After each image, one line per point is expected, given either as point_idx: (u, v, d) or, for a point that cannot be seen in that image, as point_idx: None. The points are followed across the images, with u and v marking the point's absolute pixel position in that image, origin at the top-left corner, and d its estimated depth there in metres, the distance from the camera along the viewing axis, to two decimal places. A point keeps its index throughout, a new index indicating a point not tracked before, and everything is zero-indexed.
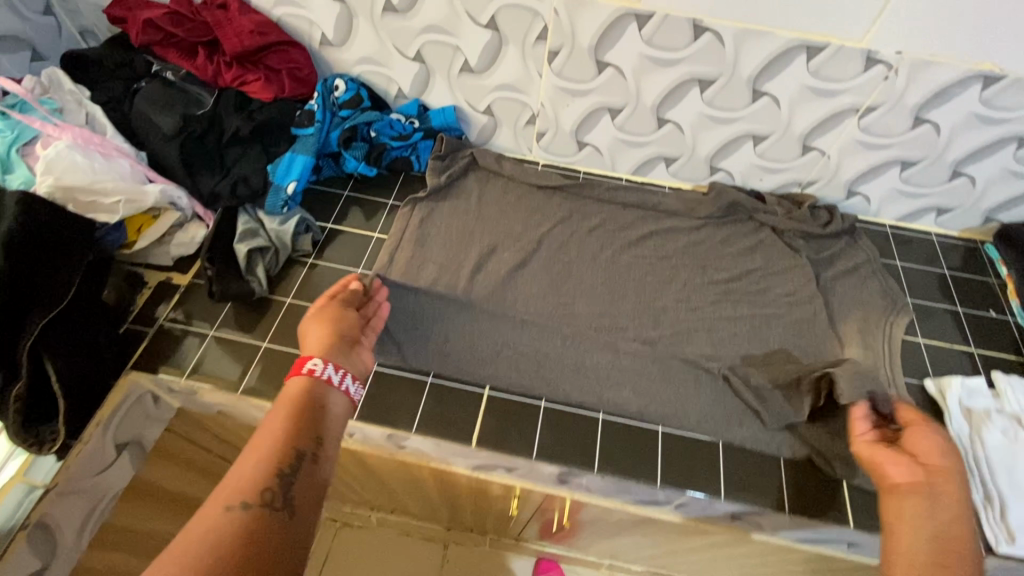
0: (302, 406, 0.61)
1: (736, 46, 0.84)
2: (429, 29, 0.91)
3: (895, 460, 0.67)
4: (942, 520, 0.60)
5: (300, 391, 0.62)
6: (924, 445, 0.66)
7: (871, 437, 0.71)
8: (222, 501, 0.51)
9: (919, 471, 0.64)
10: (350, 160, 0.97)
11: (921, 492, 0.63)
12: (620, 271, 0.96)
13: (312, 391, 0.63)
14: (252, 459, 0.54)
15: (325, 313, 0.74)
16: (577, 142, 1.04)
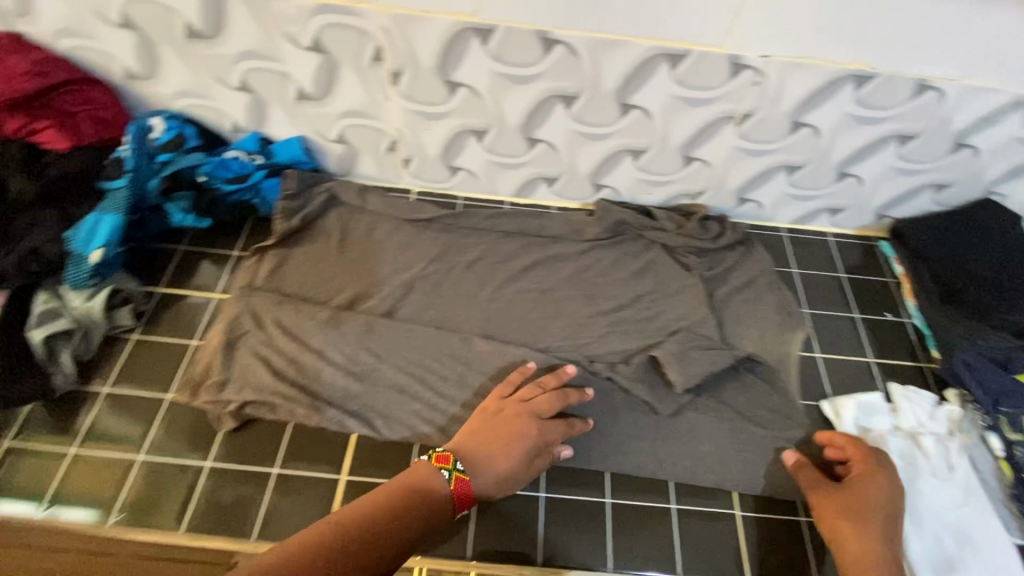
0: (421, 496, 0.58)
1: (593, 58, 0.74)
2: (248, 55, 0.79)
3: (850, 515, 0.65)
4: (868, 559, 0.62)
5: (429, 472, 0.61)
6: (879, 490, 0.67)
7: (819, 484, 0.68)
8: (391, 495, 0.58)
9: (864, 516, 0.65)
10: (174, 213, 0.84)
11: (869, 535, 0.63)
12: (502, 311, 0.87)
13: (440, 484, 0.60)
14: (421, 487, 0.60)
15: (521, 422, 0.68)
16: (448, 167, 0.94)
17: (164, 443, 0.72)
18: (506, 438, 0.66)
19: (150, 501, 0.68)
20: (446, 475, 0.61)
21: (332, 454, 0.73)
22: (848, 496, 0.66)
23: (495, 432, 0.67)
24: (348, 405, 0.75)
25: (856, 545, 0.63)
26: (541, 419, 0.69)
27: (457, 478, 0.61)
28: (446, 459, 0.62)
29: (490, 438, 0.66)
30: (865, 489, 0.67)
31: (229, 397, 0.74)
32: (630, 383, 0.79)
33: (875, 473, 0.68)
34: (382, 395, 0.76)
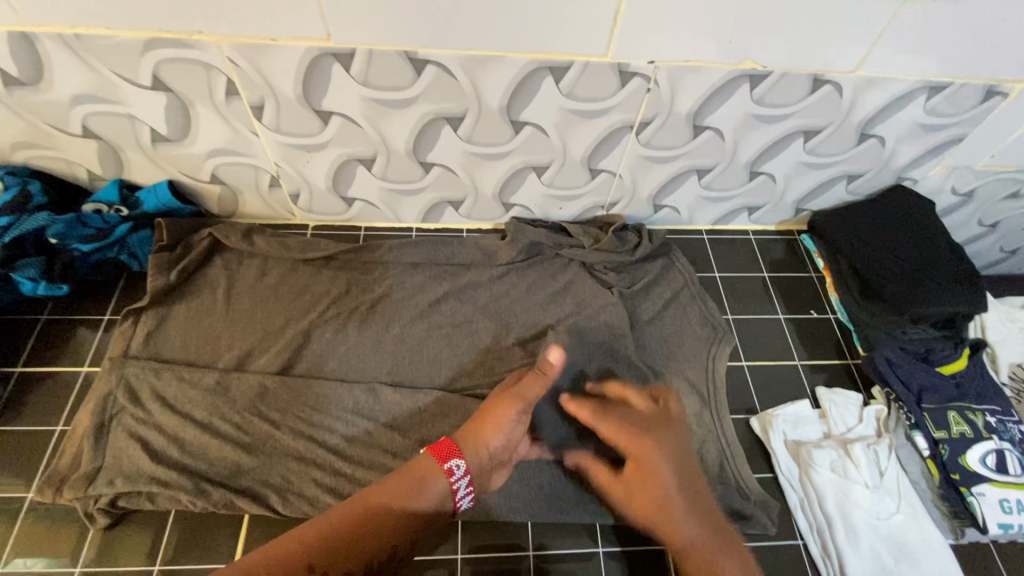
0: (422, 490, 0.54)
1: (469, 76, 0.68)
2: (83, 100, 0.69)
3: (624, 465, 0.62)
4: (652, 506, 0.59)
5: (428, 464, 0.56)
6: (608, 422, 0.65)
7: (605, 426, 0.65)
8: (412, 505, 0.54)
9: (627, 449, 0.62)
10: (21, 282, 0.74)
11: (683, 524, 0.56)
12: (412, 352, 0.80)
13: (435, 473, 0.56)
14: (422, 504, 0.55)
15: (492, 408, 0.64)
16: (342, 199, 0.86)
17: (25, 551, 0.64)
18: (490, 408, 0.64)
19: None
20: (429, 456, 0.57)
21: (223, 539, 0.65)
22: (649, 504, 0.58)
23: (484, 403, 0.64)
24: (238, 481, 0.68)
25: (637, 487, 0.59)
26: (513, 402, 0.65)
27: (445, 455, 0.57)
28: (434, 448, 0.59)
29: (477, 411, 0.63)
30: (650, 487, 0.58)
31: (98, 490, 0.65)
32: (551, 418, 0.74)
33: (650, 456, 0.59)
34: (278, 465, 0.69)
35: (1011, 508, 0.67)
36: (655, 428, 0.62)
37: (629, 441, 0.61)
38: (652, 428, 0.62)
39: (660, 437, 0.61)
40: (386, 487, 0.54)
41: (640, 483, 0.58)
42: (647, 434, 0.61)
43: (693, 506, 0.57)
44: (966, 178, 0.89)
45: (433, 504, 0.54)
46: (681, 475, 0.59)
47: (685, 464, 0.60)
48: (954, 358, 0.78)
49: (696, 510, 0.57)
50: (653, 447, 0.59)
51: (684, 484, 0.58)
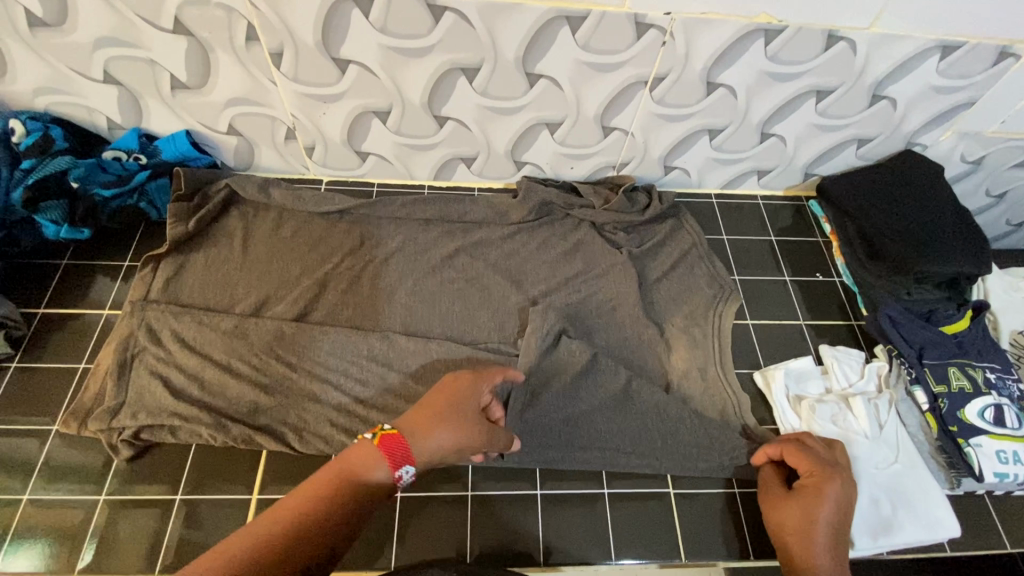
0: (361, 476, 0.54)
1: (487, 25, 0.68)
2: (105, 43, 0.70)
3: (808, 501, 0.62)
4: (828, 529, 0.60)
5: (364, 452, 0.55)
6: (813, 452, 0.66)
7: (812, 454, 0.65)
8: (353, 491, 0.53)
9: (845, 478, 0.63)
10: (46, 225, 0.75)
11: (819, 550, 0.59)
12: (424, 305, 0.82)
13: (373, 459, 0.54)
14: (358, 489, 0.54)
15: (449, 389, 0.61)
16: (357, 153, 0.87)
17: (54, 478, 0.66)
18: (445, 404, 0.59)
19: (40, 545, 0.62)
20: (371, 440, 0.55)
21: (242, 472, 0.68)
22: (796, 524, 0.61)
23: (442, 397, 0.60)
24: (257, 420, 0.70)
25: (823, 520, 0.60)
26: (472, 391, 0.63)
27: (388, 443, 0.55)
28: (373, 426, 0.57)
29: (427, 401, 0.60)
30: (810, 511, 0.61)
31: (121, 423, 0.67)
32: (560, 369, 0.76)
33: (827, 481, 0.62)
34: (294, 406, 0.71)
35: (1006, 458, 0.69)
36: (838, 465, 0.65)
37: (811, 462, 0.64)
38: (835, 465, 0.65)
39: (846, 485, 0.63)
40: (328, 477, 0.53)
41: (809, 502, 0.61)
42: (827, 465, 0.64)
43: (838, 540, 0.60)
44: (974, 146, 0.90)
45: (374, 488, 0.54)
46: (839, 522, 0.61)
47: (847, 509, 0.62)
48: (957, 319, 0.79)
49: (839, 544, 0.60)
50: (832, 480, 0.62)
51: (836, 522, 0.61)
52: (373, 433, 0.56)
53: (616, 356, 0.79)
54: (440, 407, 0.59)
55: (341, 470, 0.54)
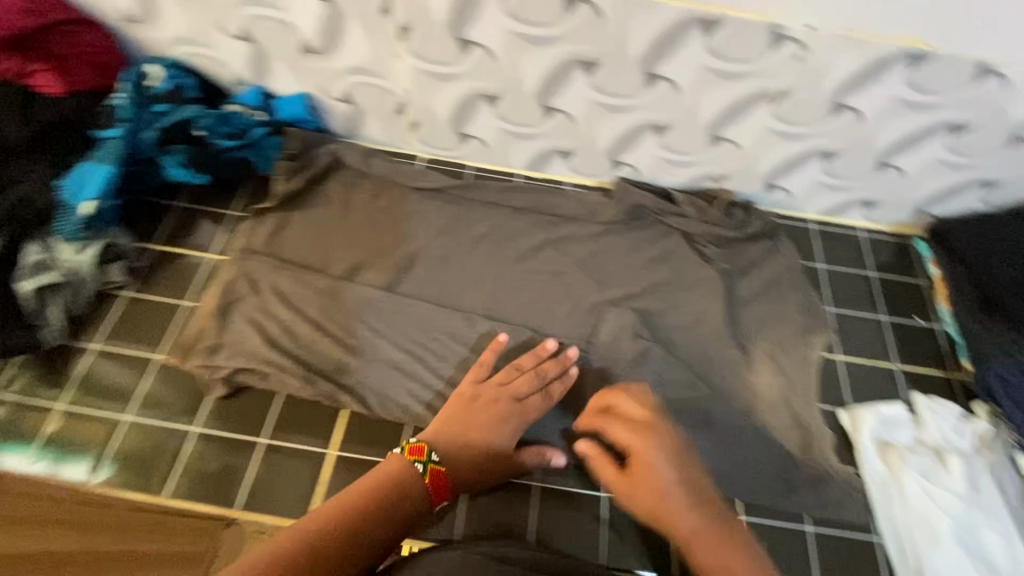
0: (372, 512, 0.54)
1: (620, 20, 0.68)
2: (250, 1, 0.74)
3: (646, 469, 0.57)
4: (691, 499, 0.55)
5: (403, 468, 0.59)
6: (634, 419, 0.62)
7: (631, 416, 0.62)
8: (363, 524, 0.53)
9: (655, 447, 0.59)
10: (171, 167, 0.79)
11: (682, 514, 0.54)
12: (507, 293, 0.82)
13: (417, 481, 0.58)
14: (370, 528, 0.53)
15: (500, 407, 0.66)
16: (458, 134, 0.88)
17: (152, 404, 0.71)
18: (487, 428, 0.65)
19: (135, 464, 0.67)
20: (421, 468, 0.59)
21: (321, 426, 0.71)
22: (648, 497, 0.56)
23: (483, 415, 0.65)
24: (341, 379, 0.72)
25: (681, 492, 0.56)
26: (518, 404, 0.67)
27: (433, 470, 0.60)
28: (421, 452, 0.60)
29: (474, 418, 0.65)
30: (648, 480, 0.57)
31: (220, 363, 0.71)
32: (637, 375, 0.75)
33: (646, 446, 0.59)
34: (376, 372, 0.73)
35: None
36: (653, 425, 0.61)
37: (632, 429, 0.60)
38: (650, 425, 0.61)
39: (663, 445, 0.59)
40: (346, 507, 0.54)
41: (640, 475, 0.57)
42: (639, 428, 0.61)
43: (704, 502, 0.56)
44: None
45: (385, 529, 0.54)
46: (682, 480, 0.57)
47: (684, 464, 0.58)
48: None
49: (694, 505, 0.55)
50: (650, 440, 0.59)
51: (688, 481, 0.57)
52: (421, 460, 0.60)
53: (696, 371, 0.77)
54: (482, 427, 0.65)
55: (361, 494, 0.55)
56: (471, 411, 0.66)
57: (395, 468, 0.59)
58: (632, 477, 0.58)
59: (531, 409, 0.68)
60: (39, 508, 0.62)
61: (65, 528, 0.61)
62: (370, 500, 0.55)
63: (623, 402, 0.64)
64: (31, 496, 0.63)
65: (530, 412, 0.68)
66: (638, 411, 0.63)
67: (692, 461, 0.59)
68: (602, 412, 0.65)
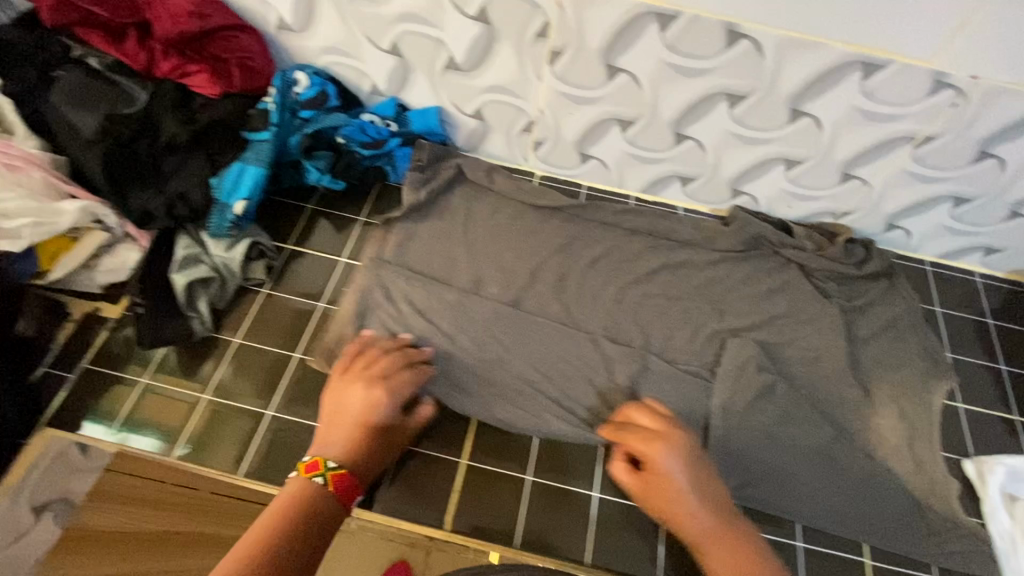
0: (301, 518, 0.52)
1: (778, 58, 0.69)
2: (407, 18, 0.76)
3: (658, 477, 0.63)
4: (700, 504, 0.61)
5: (302, 486, 0.55)
6: (639, 431, 0.66)
7: (642, 428, 0.66)
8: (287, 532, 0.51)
9: (667, 458, 0.63)
10: (311, 171, 0.83)
11: (695, 517, 0.60)
12: (626, 316, 0.83)
13: (318, 493, 0.55)
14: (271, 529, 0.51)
15: (348, 394, 0.65)
16: (580, 154, 0.90)
17: (291, 401, 0.73)
18: (360, 417, 0.63)
19: (278, 461, 0.69)
20: (319, 482, 0.56)
21: (452, 436, 0.73)
22: (658, 500, 0.63)
23: (353, 404, 0.64)
24: (475, 388, 0.75)
25: (695, 500, 0.61)
26: (365, 391, 0.66)
27: (334, 478, 0.57)
28: (316, 467, 0.57)
29: (333, 412, 0.64)
30: (659, 487, 0.62)
31: None
32: (762, 407, 0.75)
33: (660, 455, 0.63)
34: (506, 384, 0.75)
35: None
36: (670, 433, 0.65)
37: (645, 440, 0.64)
38: (665, 434, 0.65)
39: (683, 453, 0.63)
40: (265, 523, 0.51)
41: (654, 484, 0.63)
42: (655, 438, 0.65)
43: (717, 504, 0.61)
44: None
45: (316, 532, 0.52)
46: (696, 484, 0.62)
47: (701, 469, 0.63)
48: None
49: (710, 507, 0.61)
50: (667, 448, 0.63)
51: (700, 485, 0.62)
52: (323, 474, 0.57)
53: (819, 408, 0.77)
54: (357, 420, 0.63)
55: (279, 510, 0.52)
56: (336, 403, 0.65)
57: (304, 487, 0.55)
58: (647, 483, 0.64)
59: (398, 392, 0.67)
60: (162, 492, 0.67)
61: (164, 510, 0.66)
62: (283, 511, 0.52)
63: (639, 417, 0.68)
64: (135, 475, 0.68)
65: (391, 396, 0.66)
66: (644, 420, 0.68)
67: (703, 473, 0.63)
68: (622, 429, 0.67)
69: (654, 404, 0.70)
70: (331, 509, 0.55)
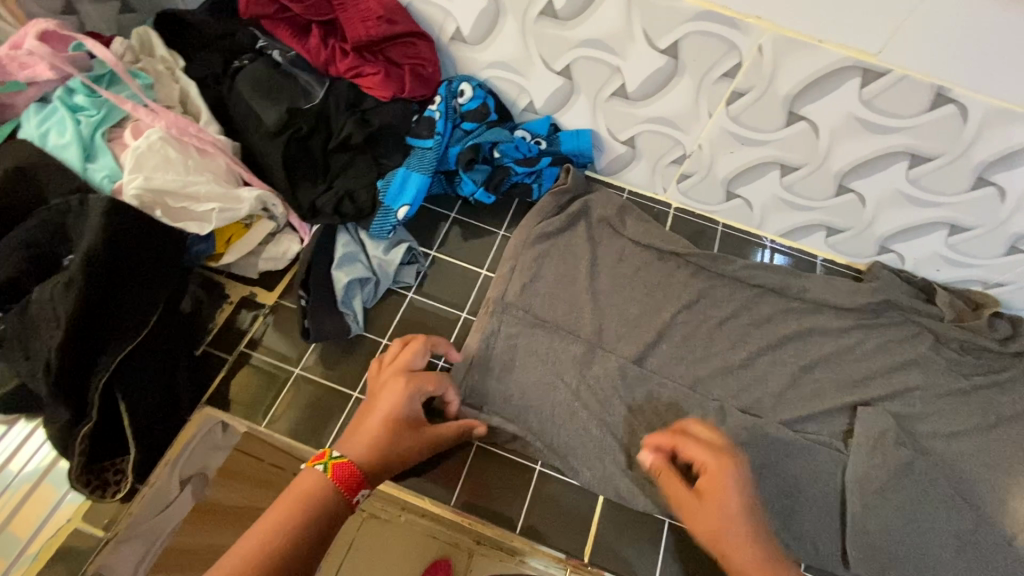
0: (296, 517, 0.50)
1: (981, 127, 0.67)
2: (590, 44, 0.76)
3: (715, 494, 0.57)
4: (741, 530, 0.56)
5: (312, 479, 0.53)
6: (703, 444, 0.61)
7: (704, 439, 0.62)
8: (291, 537, 0.49)
9: (735, 485, 0.58)
10: (467, 183, 0.85)
11: (746, 547, 0.55)
12: (760, 368, 0.81)
13: (324, 483, 0.53)
14: (270, 526, 0.50)
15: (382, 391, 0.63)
16: (727, 192, 0.89)
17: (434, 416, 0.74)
18: (387, 412, 0.62)
19: (418, 472, 0.72)
20: (320, 470, 0.54)
21: (589, 466, 0.73)
22: (716, 523, 0.56)
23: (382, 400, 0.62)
24: (614, 420, 0.75)
25: (742, 532, 0.56)
26: (394, 388, 0.64)
27: (337, 466, 0.55)
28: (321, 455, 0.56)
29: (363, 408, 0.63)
30: (721, 509, 0.57)
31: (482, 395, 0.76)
32: (906, 478, 0.74)
33: (723, 471, 0.58)
34: (645, 420, 0.76)
35: None
36: (734, 450, 0.61)
37: (709, 453, 0.60)
38: (732, 451, 0.61)
39: (742, 471, 0.59)
40: (267, 520, 0.50)
41: (714, 501, 0.57)
42: (722, 453, 0.60)
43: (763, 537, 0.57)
44: None
45: (318, 530, 0.51)
46: (748, 510, 0.57)
47: (754, 503, 0.58)
48: None
49: (759, 541, 0.56)
50: (733, 467, 0.59)
51: (751, 512, 0.57)
52: (323, 462, 0.55)
53: (961, 485, 0.75)
54: (381, 425, 0.60)
55: (278, 511, 0.51)
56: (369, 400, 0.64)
57: (309, 482, 0.53)
58: (700, 497, 0.58)
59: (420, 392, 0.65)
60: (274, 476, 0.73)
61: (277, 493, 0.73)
62: (285, 514, 0.50)
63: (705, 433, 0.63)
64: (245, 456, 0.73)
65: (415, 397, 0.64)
66: (707, 432, 0.63)
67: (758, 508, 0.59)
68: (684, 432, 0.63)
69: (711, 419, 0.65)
70: (339, 505, 0.53)
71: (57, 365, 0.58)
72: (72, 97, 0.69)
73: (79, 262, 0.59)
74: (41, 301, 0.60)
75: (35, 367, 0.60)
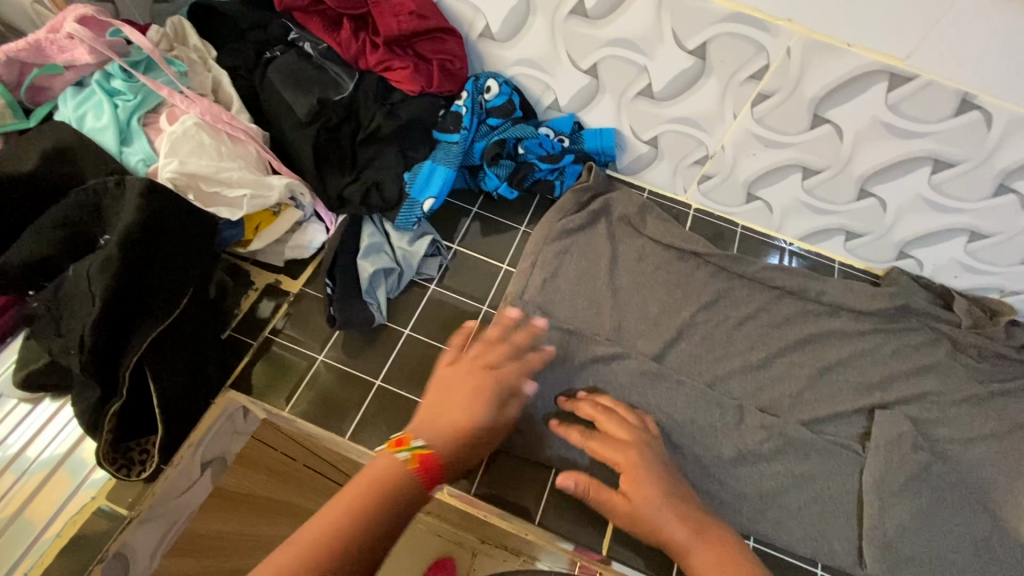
0: (368, 504, 0.50)
1: (1005, 134, 0.68)
2: (619, 43, 0.77)
3: (632, 483, 0.61)
4: (670, 510, 0.59)
5: (389, 467, 0.52)
6: (606, 433, 0.66)
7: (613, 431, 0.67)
8: (365, 526, 0.49)
9: (637, 464, 0.62)
10: (491, 178, 0.86)
11: (673, 522, 0.59)
12: (778, 368, 0.82)
13: (403, 476, 0.52)
14: (344, 511, 0.49)
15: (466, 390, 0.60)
16: (747, 194, 0.90)
17: None
18: (463, 411, 0.58)
19: None
20: (403, 460, 0.53)
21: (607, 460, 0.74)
22: (639, 511, 0.60)
23: (459, 402, 0.59)
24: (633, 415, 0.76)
25: (668, 517, 0.59)
26: (494, 387, 0.61)
27: (418, 458, 0.53)
28: (401, 445, 0.54)
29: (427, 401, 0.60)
30: (638, 495, 0.60)
31: None
32: (921, 480, 0.74)
33: (631, 459, 0.63)
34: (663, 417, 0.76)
35: None
36: (639, 436, 0.66)
37: (617, 448, 0.64)
38: (631, 436, 0.66)
39: (647, 453, 0.64)
40: (341, 503, 0.49)
41: (629, 487, 0.61)
42: (628, 441, 0.65)
43: (688, 511, 0.60)
44: None
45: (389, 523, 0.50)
46: (666, 494, 0.60)
47: (669, 480, 0.62)
48: None
49: (680, 512, 0.59)
50: (640, 458, 0.63)
51: (668, 492, 0.61)
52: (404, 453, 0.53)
53: (976, 490, 0.75)
54: (460, 425, 0.57)
55: (354, 496, 0.50)
56: (435, 393, 0.60)
57: (386, 469, 0.52)
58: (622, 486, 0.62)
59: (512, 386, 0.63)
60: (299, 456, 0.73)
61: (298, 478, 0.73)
62: (362, 501, 0.50)
63: (613, 426, 0.67)
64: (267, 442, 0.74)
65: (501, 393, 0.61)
66: (616, 423, 0.67)
67: (681, 486, 0.62)
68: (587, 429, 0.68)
69: (622, 411, 0.70)
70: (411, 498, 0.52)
71: (89, 341, 0.59)
72: (110, 81, 0.71)
73: (115, 241, 0.60)
74: (77, 280, 0.61)
75: (69, 343, 0.61)
